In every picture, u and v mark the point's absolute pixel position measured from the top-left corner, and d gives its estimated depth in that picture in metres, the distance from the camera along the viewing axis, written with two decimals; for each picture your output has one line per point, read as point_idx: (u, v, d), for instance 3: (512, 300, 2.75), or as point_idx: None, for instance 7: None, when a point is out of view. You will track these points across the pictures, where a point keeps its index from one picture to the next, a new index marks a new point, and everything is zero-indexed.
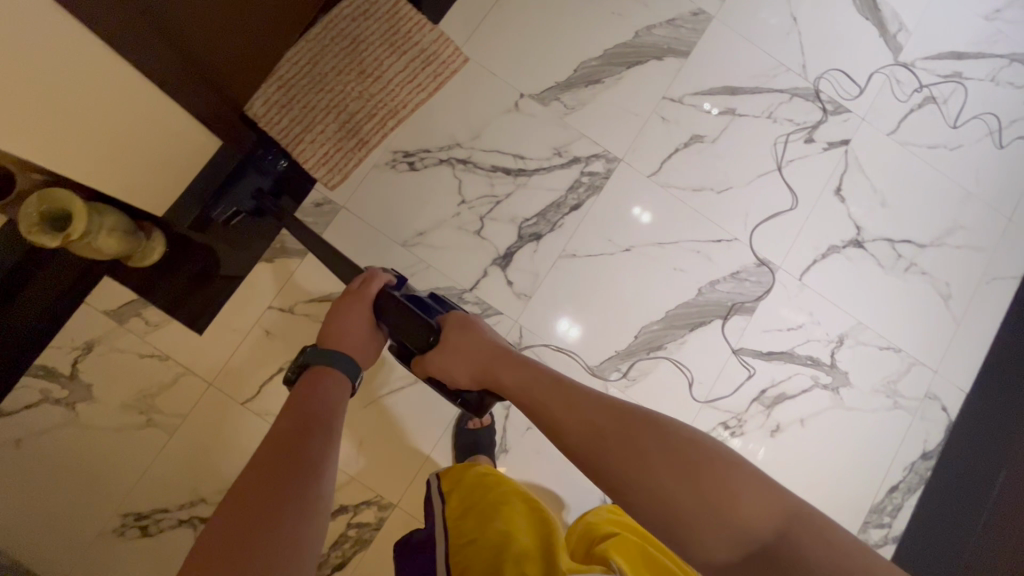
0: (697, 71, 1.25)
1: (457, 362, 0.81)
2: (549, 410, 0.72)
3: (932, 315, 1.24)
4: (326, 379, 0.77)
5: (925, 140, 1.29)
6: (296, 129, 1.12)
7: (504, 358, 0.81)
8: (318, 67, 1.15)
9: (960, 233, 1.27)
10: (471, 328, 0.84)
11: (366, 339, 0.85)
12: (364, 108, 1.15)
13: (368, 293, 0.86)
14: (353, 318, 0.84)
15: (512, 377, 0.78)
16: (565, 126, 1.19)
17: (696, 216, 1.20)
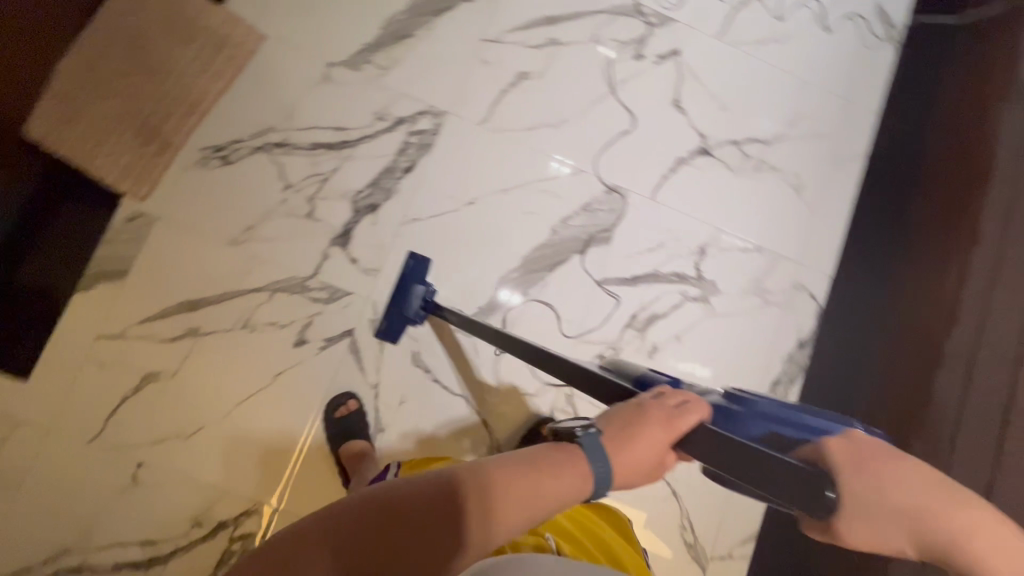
0: (511, 6, 1.20)
1: (893, 518, 0.46)
2: (940, 543, 0.45)
3: (788, 209, 1.25)
4: (569, 461, 0.51)
5: (754, 36, 1.28)
6: (88, 144, 1.04)
7: (856, 484, 0.47)
8: (99, 73, 1.06)
9: (801, 122, 1.27)
10: (851, 452, 0.48)
11: (643, 469, 0.54)
12: (161, 109, 1.07)
13: (684, 421, 0.54)
14: (647, 437, 0.54)
15: (937, 527, 0.44)
16: (382, 88, 1.14)
17: (536, 155, 1.17)
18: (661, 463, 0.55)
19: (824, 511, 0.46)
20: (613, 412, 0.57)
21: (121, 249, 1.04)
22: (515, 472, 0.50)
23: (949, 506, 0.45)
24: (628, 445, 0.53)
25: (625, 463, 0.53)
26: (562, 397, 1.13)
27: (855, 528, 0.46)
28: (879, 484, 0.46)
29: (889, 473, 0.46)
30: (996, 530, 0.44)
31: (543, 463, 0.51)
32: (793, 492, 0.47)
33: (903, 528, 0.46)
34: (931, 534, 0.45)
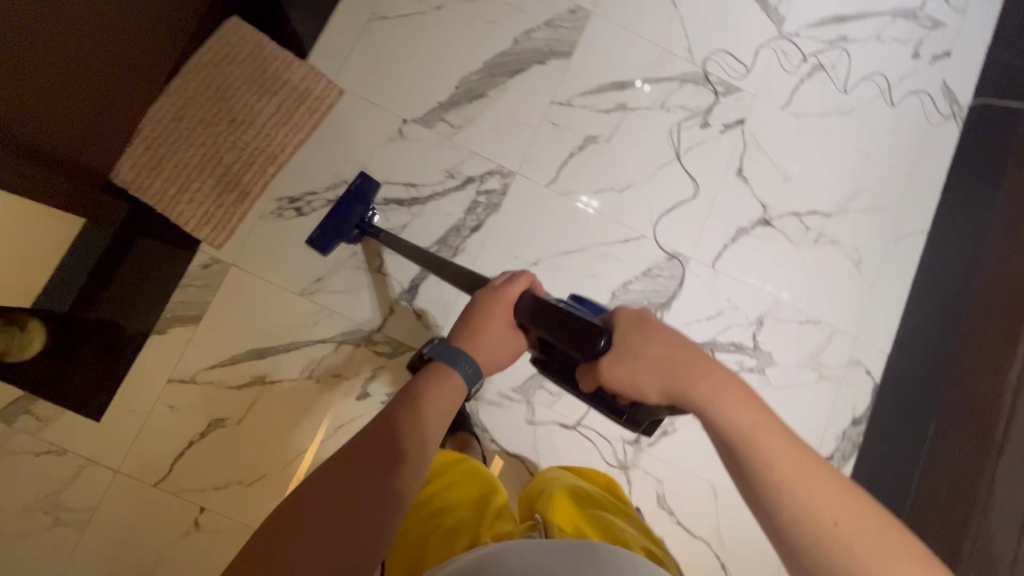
0: (583, 70, 1.22)
1: (644, 363, 0.66)
2: (691, 390, 0.64)
3: (847, 283, 1.25)
4: (441, 382, 0.71)
5: (819, 109, 1.29)
6: (171, 191, 1.07)
7: (632, 344, 0.67)
8: (185, 122, 1.09)
9: (863, 196, 1.28)
10: (626, 324, 0.69)
11: (504, 341, 0.78)
12: (243, 158, 1.10)
13: (510, 291, 0.78)
14: (493, 318, 0.78)
15: (685, 371, 0.65)
16: (454, 146, 1.16)
17: (600, 219, 1.19)
18: (517, 336, 0.79)
19: (602, 360, 0.68)
20: (474, 304, 0.79)
21: (196, 294, 1.06)
22: (409, 395, 0.69)
23: (699, 363, 0.65)
24: (480, 335, 0.76)
25: (485, 354, 0.77)
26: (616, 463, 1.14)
27: (630, 375, 0.67)
28: (647, 351, 0.67)
29: (648, 343, 0.67)
30: (743, 394, 0.63)
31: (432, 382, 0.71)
32: (569, 331, 0.70)
33: (661, 375, 0.66)
34: (680, 370, 0.65)
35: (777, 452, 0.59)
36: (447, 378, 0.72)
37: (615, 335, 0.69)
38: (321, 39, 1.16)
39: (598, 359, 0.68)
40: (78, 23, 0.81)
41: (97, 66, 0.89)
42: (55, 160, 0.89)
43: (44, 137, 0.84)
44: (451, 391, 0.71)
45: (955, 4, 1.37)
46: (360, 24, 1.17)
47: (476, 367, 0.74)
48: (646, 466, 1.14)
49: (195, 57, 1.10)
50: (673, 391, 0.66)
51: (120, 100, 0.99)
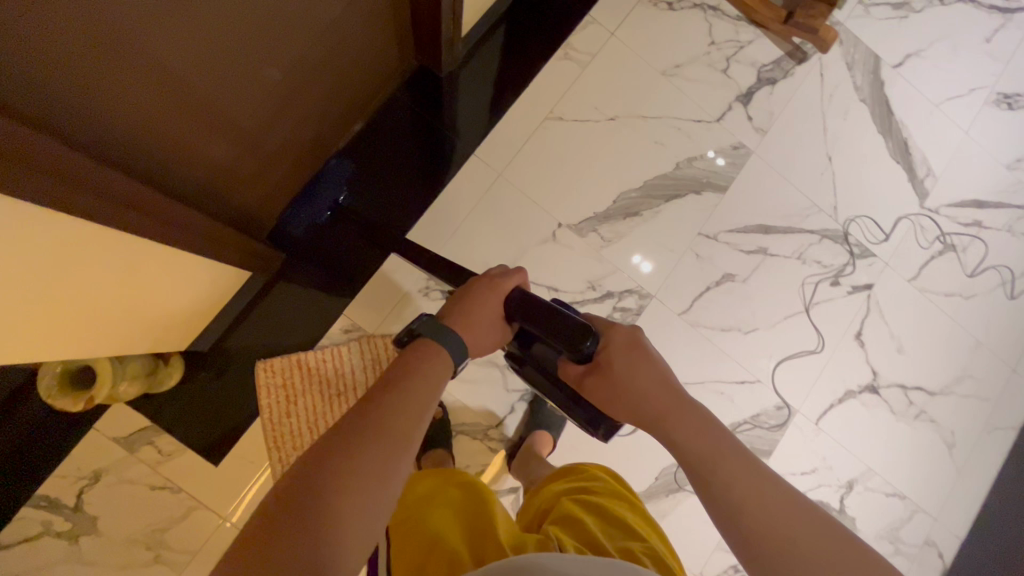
0: (733, 208, 1.25)
1: (610, 376, 0.70)
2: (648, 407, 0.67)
3: (935, 465, 1.28)
4: (430, 359, 0.65)
5: (944, 288, 1.32)
6: (308, 429, 1.05)
7: (620, 369, 0.69)
8: (307, 365, 1.06)
9: (967, 381, 1.31)
10: (615, 344, 0.71)
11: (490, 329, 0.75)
12: (358, 391, 1.07)
13: (505, 285, 0.76)
14: (486, 313, 0.74)
15: (656, 407, 0.66)
16: (600, 259, 1.18)
17: (720, 358, 1.21)
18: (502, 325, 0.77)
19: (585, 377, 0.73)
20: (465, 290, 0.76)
21: (330, 359, 1.07)
22: (332, 440, 0.53)
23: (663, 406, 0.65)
24: (473, 312, 0.72)
25: (477, 339, 0.73)
26: None
27: (604, 390, 0.71)
28: (644, 377, 0.68)
29: (634, 362, 0.69)
30: (752, 478, 0.58)
31: (419, 356, 0.65)
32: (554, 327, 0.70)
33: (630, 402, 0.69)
34: (649, 414, 0.66)
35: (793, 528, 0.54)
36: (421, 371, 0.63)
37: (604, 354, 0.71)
38: (497, 129, 1.19)
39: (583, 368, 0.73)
40: (290, 107, 0.89)
41: (260, 117, 0.84)
42: (203, 208, 0.84)
43: (192, 183, 0.79)
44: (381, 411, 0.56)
45: None
46: (535, 121, 1.20)
47: (462, 342, 0.69)
48: None
49: (259, 365, 1.05)
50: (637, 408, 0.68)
51: (292, 162, 1.01)
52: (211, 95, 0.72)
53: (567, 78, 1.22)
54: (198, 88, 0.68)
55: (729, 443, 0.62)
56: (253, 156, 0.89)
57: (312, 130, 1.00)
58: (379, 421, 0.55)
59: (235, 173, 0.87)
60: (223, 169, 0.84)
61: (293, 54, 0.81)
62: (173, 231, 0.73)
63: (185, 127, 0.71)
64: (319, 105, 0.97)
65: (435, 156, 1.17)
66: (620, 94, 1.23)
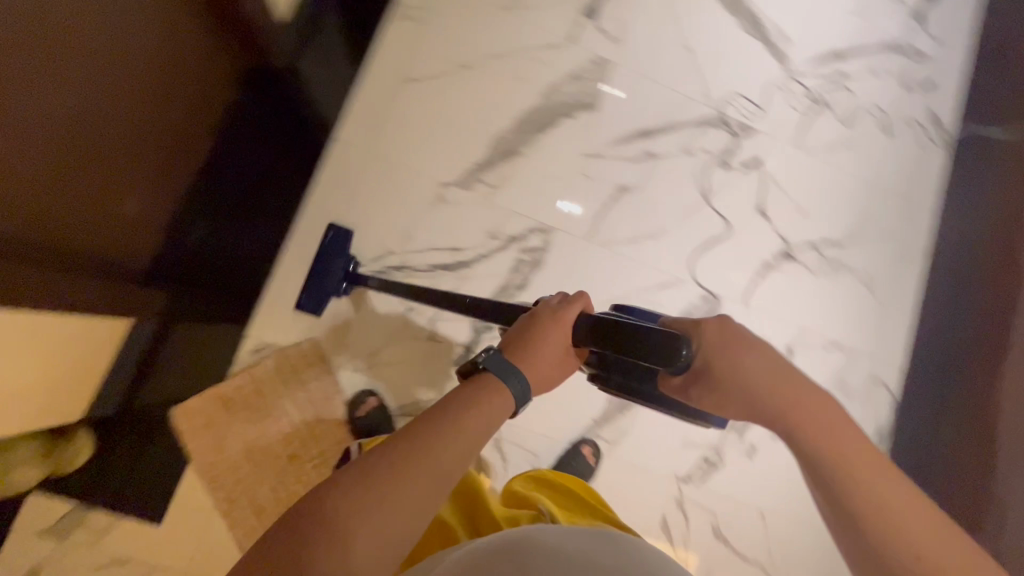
0: (610, 122, 1.25)
1: (719, 391, 0.57)
2: (759, 410, 0.55)
3: (861, 308, 1.34)
4: (491, 399, 0.56)
5: (826, 143, 1.37)
6: (245, 459, 1.01)
7: (740, 366, 0.56)
8: (227, 397, 1.02)
9: (870, 223, 1.37)
10: (716, 343, 0.57)
11: (560, 363, 0.66)
12: (287, 406, 1.04)
13: (567, 314, 0.65)
14: (548, 344, 0.64)
15: (776, 404, 0.55)
16: (494, 207, 1.17)
17: (637, 267, 1.22)
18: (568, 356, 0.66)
19: (686, 390, 0.60)
20: (526, 318, 0.67)
21: (248, 384, 1.03)
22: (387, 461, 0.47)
23: (806, 394, 0.55)
24: (538, 351, 0.63)
25: (534, 376, 0.62)
26: (673, 504, 1.18)
27: (710, 401, 0.58)
28: (752, 371, 0.56)
29: (749, 354, 0.56)
30: (869, 467, 0.51)
31: (478, 394, 0.56)
32: (647, 348, 0.57)
33: (738, 410, 0.57)
34: (759, 410, 0.56)
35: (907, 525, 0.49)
36: (479, 410, 0.54)
37: (706, 357, 0.57)
38: (352, 108, 1.14)
39: (683, 381, 0.60)
40: (131, 141, 0.83)
41: (108, 163, 0.80)
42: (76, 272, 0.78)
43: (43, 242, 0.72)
44: (431, 446, 0.49)
45: (937, 35, 1.48)
46: (388, 89, 1.16)
47: (529, 383, 0.60)
48: (698, 502, 1.20)
49: (174, 414, 0.99)
50: (743, 415, 0.57)
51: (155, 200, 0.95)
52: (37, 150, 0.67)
53: (409, 37, 1.18)
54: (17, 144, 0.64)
55: (852, 430, 0.54)
56: (111, 202, 0.83)
57: (167, 163, 0.94)
58: (424, 444, 0.49)
59: (99, 227, 0.81)
60: (80, 224, 0.77)
61: (113, 89, 0.77)
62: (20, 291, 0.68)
63: (20, 191, 0.66)
64: (167, 138, 0.92)
65: (298, 152, 1.13)
66: (467, 40, 1.20)
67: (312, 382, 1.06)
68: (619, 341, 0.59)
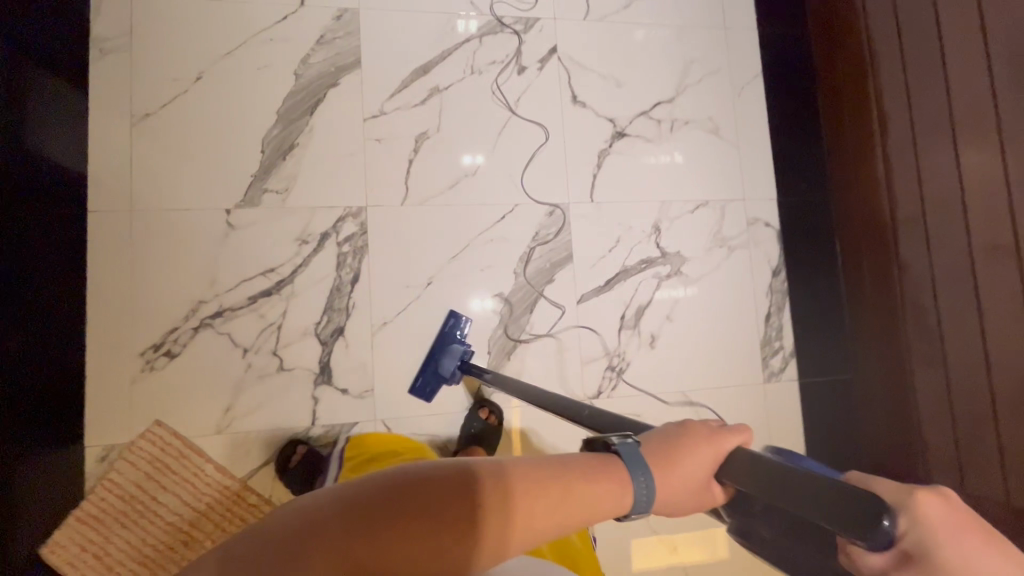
0: (380, 74, 1.14)
1: None
2: None
3: (713, 156, 1.28)
4: (599, 489, 0.38)
5: (618, 3, 1.27)
6: (138, 565, 0.96)
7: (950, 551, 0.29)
8: (94, 513, 0.96)
9: (693, 67, 1.29)
10: (939, 521, 0.29)
11: (694, 498, 0.40)
12: (159, 496, 0.99)
13: (728, 440, 0.41)
14: (694, 459, 0.41)
15: None
16: (292, 212, 1.08)
17: (469, 210, 1.15)
18: (711, 493, 0.40)
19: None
20: (678, 423, 0.44)
21: (109, 490, 0.97)
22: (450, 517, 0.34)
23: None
24: (674, 452, 0.41)
25: (664, 492, 0.40)
26: None
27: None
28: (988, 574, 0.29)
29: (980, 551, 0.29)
30: None
31: (581, 475, 0.38)
32: (837, 495, 0.31)
33: None
34: None
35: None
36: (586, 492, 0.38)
37: (910, 541, 0.29)
38: (94, 171, 1.03)
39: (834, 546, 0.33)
40: None
41: None
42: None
43: None
44: (538, 500, 0.36)
45: None
46: (125, 134, 1.04)
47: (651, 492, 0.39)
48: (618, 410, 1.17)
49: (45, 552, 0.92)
50: None
51: None
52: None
53: (123, 71, 1.05)
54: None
55: None
56: None
57: None
58: (497, 526, 0.35)
59: None
60: None
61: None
62: None
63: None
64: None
65: None
66: (188, 48, 1.07)
67: (177, 462, 1.00)
68: (793, 482, 0.33)
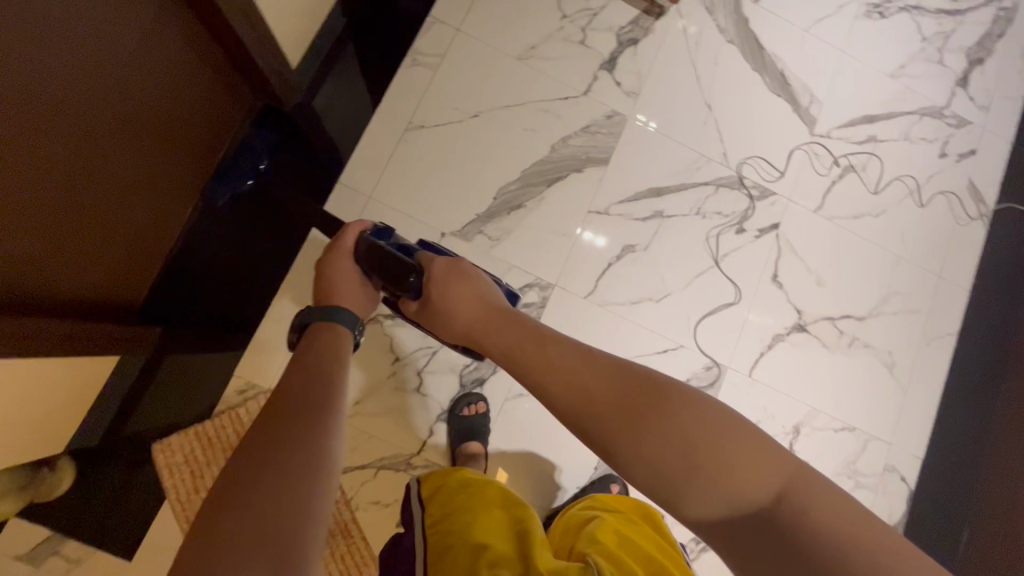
0: (619, 178, 1.21)
1: (454, 310, 0.77)
2: (510, 353, 0.70)
3: (879, 388, 1.26)
4: (330, 335, 0.71)
5: (851, 210, 1.30)
6: None
7: (455, 302, 0.77)
8: (208, 436, 1.02)
9: (895, 298, 1.29)
10: (437, 271, 0.80)
11: (361, 294, 0.80)
12: None
13: (345, 241, 0.82)
14: (343, 271, 0.80)
15: (479, 324, 0.75)
16: (492, 259, 1.15)
17: (637, 331, 1.18)
18: (368, 284, 0.82)
19: (431, 301, 0.79)
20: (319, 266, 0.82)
21: (231, 423, 1.03)
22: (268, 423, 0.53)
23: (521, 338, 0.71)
24: (339, 283, 0.78)
25: (343, 296, 0.78)
26: None
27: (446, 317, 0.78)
28: (460, 297, 0.78)
29: (466, 291, 0.78)
30: (623, 397, 0.60)
31: (317, 350, 0.67)
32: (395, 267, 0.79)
33: (501, 346, 0.72)
34: (483, 330, 0.75)
35: (662, 416, 0.57)
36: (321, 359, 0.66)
37: (440, 291, 0.78)
38: (358, 153, 1.15)
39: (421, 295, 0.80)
40: (137, 190, 0.90)
41: (113, 214, 0.86)
42: (70, 311, 0.84)
43: (51, 288, 0.79)
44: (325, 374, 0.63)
45: (979, 102, 1.40)
46: (396, 134, 1.16)
47: (351, 313, 0.75)
48: None
49: (156, 448, 1.00)
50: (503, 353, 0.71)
51: (153, 238, 1.00)
52: (92, 178, 0.79)
53: (421, 84, 1.18)
54: (87, 173, 0.77)
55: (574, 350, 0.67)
56: (111, 244, 0.88)
57: (167, 206, 1.00)
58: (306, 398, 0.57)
59: (96, 267, 0.87)
60: (81, 268, 0.84)
61: (159, 141, 0.90)
62: (44, 337, 0.75)
63: (70, 212, 0.77)
64: (184, 188, 1.02)
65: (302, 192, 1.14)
66: (479, 88, 1.20)
67: None
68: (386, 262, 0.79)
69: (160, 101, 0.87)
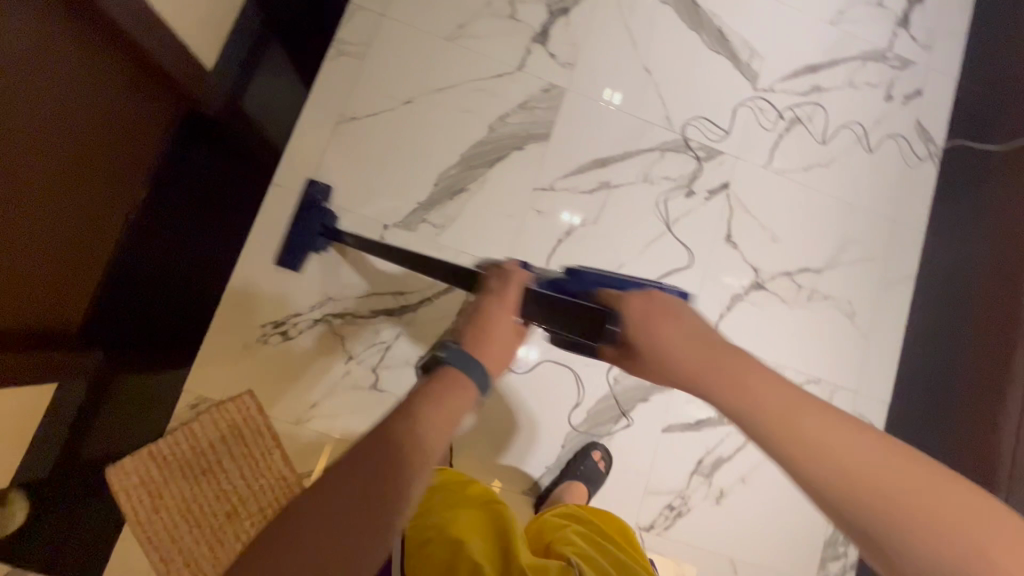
0: (562, 152, 1.19)
1: (659, 359, 0.63)
2: (707, 380, 0.60)
3: (841, 338, 1.26)
4: (457, 390, 0.59)
5: (800, 163, 1.29)
6: (186, 516, 0.99)
7: (663, 340, 0.63)
8: (163, 454, 1.00)
9: (851, 247, 1.28)
10: (639, 309, 0.66)
11: (508, 345, 0.68)
12: (225, 462, 1.02)
13: (516, 282, 0.74)
14: (500, 317, 0.69)
15: (686, 362, 0.61)
16: (439, 247, 1.13)
17: None
18: (520, 329, 0.72)
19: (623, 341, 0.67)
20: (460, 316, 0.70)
21: (185, 439, 1.01)
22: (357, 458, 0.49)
23: (734, 360, 0.60)
24: (492, 328, 0.67)
25: (491, 352, 0.66)
26: None
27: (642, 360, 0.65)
28: (672, 339, 0.63)
29: (673, 323, 0.64)
30: (818, 420, 0.54)
31: (441, 393, 0.58)
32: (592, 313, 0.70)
33: (716, 382, 0.59)
34: (691, 376, 0.61)
35: (873, 475, 0.50)
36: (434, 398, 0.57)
37: (637, 331, 0.65)
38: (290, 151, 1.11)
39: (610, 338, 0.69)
40: (68, 211, 0.88)
41: (47, 238, 0.84)
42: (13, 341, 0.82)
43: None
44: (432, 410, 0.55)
45: (921, 41, 1.38)
46: (327, 128, 1.13)
47: (487, 369, 0.63)
48: (662, 552, 1.13)
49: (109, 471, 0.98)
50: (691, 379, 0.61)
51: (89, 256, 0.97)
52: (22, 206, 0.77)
53: (348, 75, 1.14)
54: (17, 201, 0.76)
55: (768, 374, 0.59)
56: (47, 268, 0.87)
57: (100, 222, 0.98)
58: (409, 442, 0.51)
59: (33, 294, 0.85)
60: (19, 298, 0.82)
61: (86, 158, 0.88)
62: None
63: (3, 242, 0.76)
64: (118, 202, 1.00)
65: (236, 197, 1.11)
66: (410, 73, 1.16)
67: (252, 437, 1.03)
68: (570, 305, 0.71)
69: (54, 118, 0.79)
